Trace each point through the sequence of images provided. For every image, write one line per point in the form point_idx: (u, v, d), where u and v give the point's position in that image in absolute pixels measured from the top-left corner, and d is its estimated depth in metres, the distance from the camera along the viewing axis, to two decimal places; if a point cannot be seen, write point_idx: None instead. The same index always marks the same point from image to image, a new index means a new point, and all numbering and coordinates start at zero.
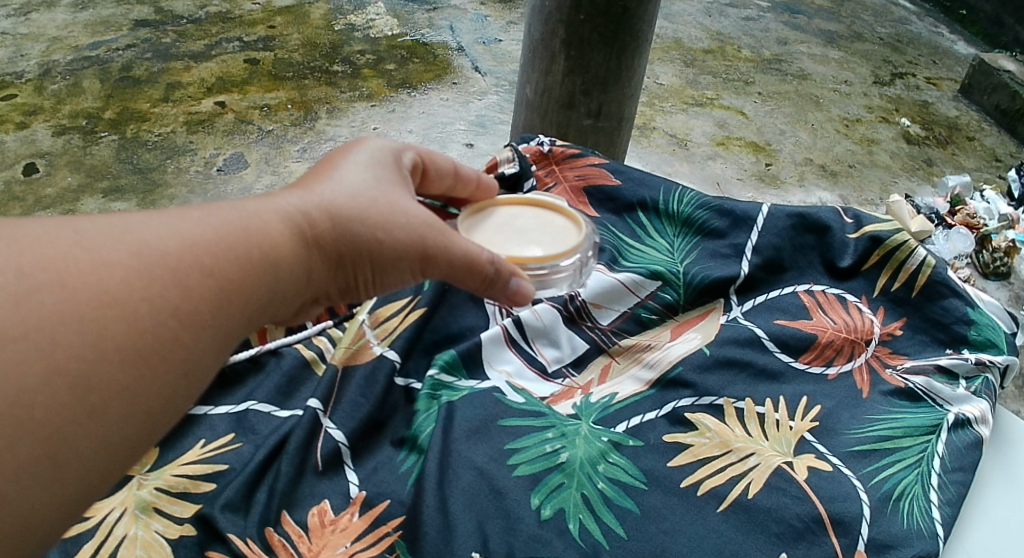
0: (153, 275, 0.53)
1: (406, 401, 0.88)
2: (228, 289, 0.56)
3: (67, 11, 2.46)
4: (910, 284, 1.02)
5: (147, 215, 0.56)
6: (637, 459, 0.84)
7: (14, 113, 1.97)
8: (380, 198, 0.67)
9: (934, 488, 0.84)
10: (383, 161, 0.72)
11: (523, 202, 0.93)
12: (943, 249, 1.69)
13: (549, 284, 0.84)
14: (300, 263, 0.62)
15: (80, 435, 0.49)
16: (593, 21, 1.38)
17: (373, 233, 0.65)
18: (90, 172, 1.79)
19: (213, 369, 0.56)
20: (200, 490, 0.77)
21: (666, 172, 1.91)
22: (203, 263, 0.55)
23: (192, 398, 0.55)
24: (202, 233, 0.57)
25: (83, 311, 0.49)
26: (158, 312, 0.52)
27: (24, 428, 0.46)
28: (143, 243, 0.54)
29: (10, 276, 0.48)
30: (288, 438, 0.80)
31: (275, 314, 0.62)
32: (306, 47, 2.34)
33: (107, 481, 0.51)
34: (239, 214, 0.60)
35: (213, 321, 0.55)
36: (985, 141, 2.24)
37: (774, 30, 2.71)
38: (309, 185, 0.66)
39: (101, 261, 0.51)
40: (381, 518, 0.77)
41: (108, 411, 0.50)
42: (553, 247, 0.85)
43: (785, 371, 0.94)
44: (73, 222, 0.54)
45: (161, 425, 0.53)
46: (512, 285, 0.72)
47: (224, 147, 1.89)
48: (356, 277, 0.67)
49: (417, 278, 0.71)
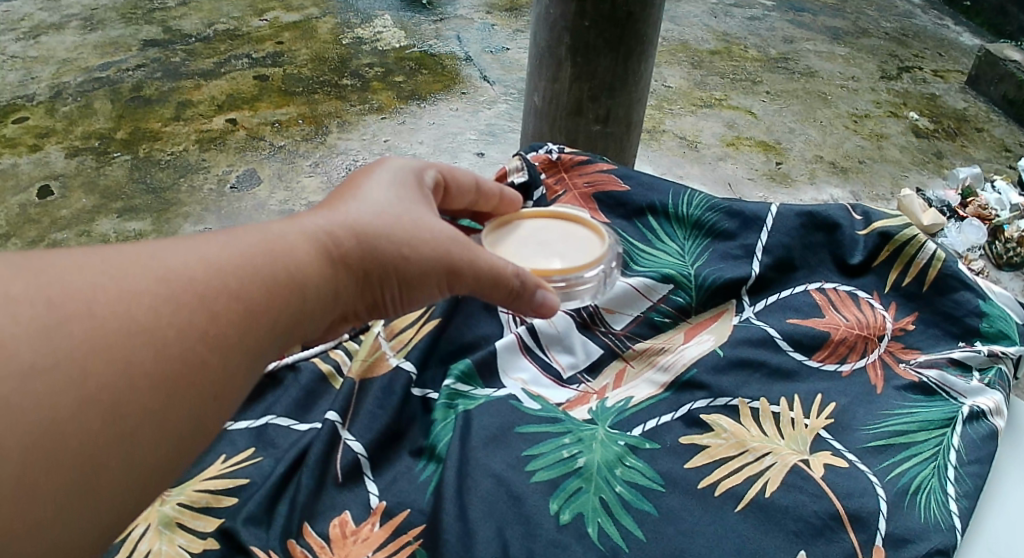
0: (180, 300, 0.54)
1: (423, 411, 0.89)
2: (254, 311, 0.57)
3: (76, 33, 2.50)
4: (921, 278, 1.02)
5: (171, 243, 0.58)
6: (655, 461, 0.84)
7: (27, 136, 2.01)
8: (403, 216, 0.69)
9: (951, 481, 0.84)
10: (404, 180, 0.73)
11: (548, 215, 0.94)
12: (955, 242, 1.69)
13: (572, 298, 0.85)
14: (327, 282, 0.63)
15: (113, 460, 0.49)
16: (597, 27, 1.38)
17: (398, 249, 0.67)
18: (105, 193, 1.82)
19: (241, 390, 0.57)
20: (222, 505, 0.79)
21: (676, 175, 1.91)
22: (229, 286, 0.57)
23: (222, 419, 0.56)
24: (228, 257, 0.58)
25: (112, 339, 0.50)
26: (187, 337, 0.53)
27: (58, 456, 0.47)
28: (170, 270, 0.55)
29: (40, 307, 0.49)
30: (308, 451, 0.82)
31: (305, 334, 0.63)
32: (314, 62, 2.37)
33: (141, 503, 0.53)
34: (265, 237, 0.61)
35: (240, 343, 0.56)
36: (994, 131, 2.22)
37: (780, 29, 2.71)
38: (334, 205, 0.68)
39: (128, 288, 0.52)
40: (401, 527, 0.77)
41: (139, 435, 0.51)
42: (575, 260, 0.86)
43: (799, 369, 0.94)
44: (98, 251, 0.55)
45: (190, 447, 0.54)
46: (537, 297, 0.74)
47: (237, 164, 1.91)
48: (383, 295, 0.69)
49: (443, 293, 0.72)
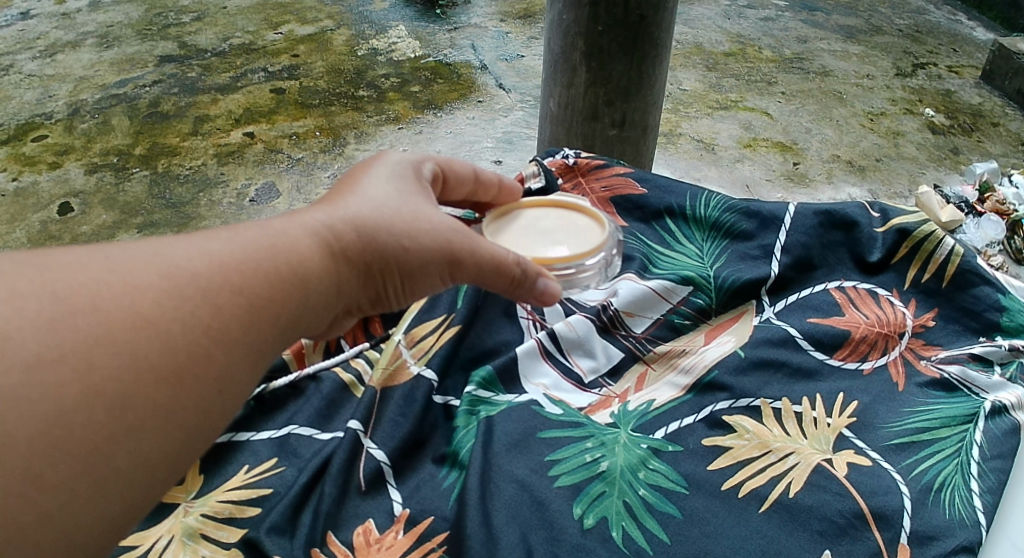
0: (183, 294, 0.55)
1: (446, 418, 0.90)
2: (258, 305, 0.59)
3: (92, 50, 2.56)
4: (940, 273, 1.02)
5: (177, 240, 0.59)
6: (678, 464, 0.84)
7: (47, 154, 2.06)
8: (403, 208, 0.70)
9: (974, 477, 0.83)
10: (404, 174, 0.74)
11: (548, 203, 0.95)
12: (974, 237, 1.68)
13: (575, 284, 0.86)
14: (328, 276, 0.65)
15: (117, 454, 0.51)
16: (611, 31, 1.39)
17: (399, 241, 0.68)
18: (124, 209, 1.85)
19: (246, 385, 0.58)
20: (245, 515, 0.80)
21: (694, 179, 1.91)
22: (231, 281, 0.58)
23: (229, 415, 0.58)
24: (230, 253, 0.59)
25: (115, 333, 0.52)
26: (190, 331, 0.54)
27: (64, 445, 0.49)
28: (173, 266, 0.56)
29: (45, 301, 0.51)
30: (331, 460, 0.83)
31: (308, 328, 0.65)
32: (330, 74, 2.40)
33: (150, 497, 0.54)
34: (267, 233, 0.63)
35: (244, 338, 0.58)
36: (1011, 126, 2.20)
37: (794, 29, 2.70)
38: (334, 201, 0.69)
39: (132, 284, 0.54)
40: (425, 534, 0.78)
41: (144, 428, 0.52)
42: (578, 246, 0.88)
43: (820, 368, 0.94)
44: (104, 249, 0.56)
45: (198, 443, 0.55)
46: (539, 285, 0.75)
47: (256, 177, 1.94)
48: (385, 287, 0.70)
49: (447, 283, 0.73)
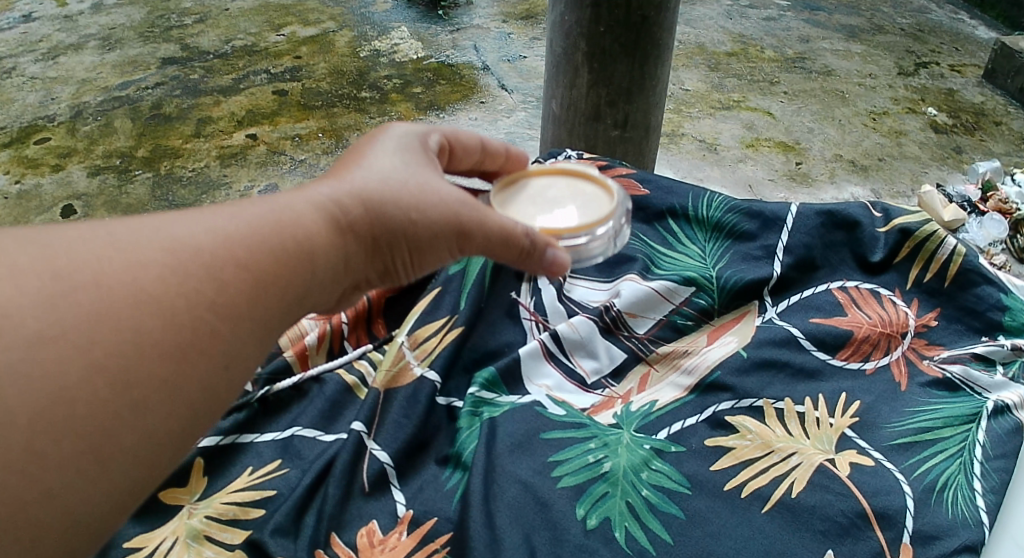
0: (184, 270, 0.57)
1: (449, 419, 0.90)
2: (258, 280, 0.60)
3: (94, 52, 2.56)
4: (942, 273, 1.02)
5: (183, 216, 0.61)
6: (681, 464, 0.84)
7: (50, 156, 2.06)
8: (408, 180, 0.70)
9: (977, 476, 0.83)
10: (411, 145, 0.74)
11: (555, 172, 0.91)
12: (976, 236, 1.68)
13: (590, 254, 0.81)
14: (332, 250, 0.66)
15: (120, 430, 0.53)
16: (613, 32, 1.39)
17: (403, 214, 0.68)
18: (127, 211, 1.86)
19: (251, 357, 0.60)
20: (249, 517, 0.80)
21: (697, 179, 1.91)
22: (233, 255, 0.59)
23: (234, 388, 0.59)
24: (233, 227, 0.61)
25: (115, 309, 0.53)
26: (189, 307, 0.56)
27: (64, 423, 0.51)
28: (175, 240, 0.58)
29: (47, 278, 0.53)
30: (334, 462, 0.83)
31: (314, 301, 0.66)
32: (333, 75, 2.41)
33: (160, 469, 0.56)
34: (271, 208, 0.64)
35: (245, 312, 0.59)
36: (1013, 124, 2.20)
37: (796, 28, 2.70)
38: (340, 174, 0.70)
39: (133, 262, 0.56)
40: (429, 536, 0.78)
41: (146, 404, 0.54)
42: (587, 215, 0.83)
43: (823, 368, 0.94)
44: (111, 225, 0.58)
45: (203, 415, 0.57)
46: (549, 256, 0.72)
47: (258, 179, 1.95)
48: (392, 261, 0.71)
49: (457, 255, 0.73)
